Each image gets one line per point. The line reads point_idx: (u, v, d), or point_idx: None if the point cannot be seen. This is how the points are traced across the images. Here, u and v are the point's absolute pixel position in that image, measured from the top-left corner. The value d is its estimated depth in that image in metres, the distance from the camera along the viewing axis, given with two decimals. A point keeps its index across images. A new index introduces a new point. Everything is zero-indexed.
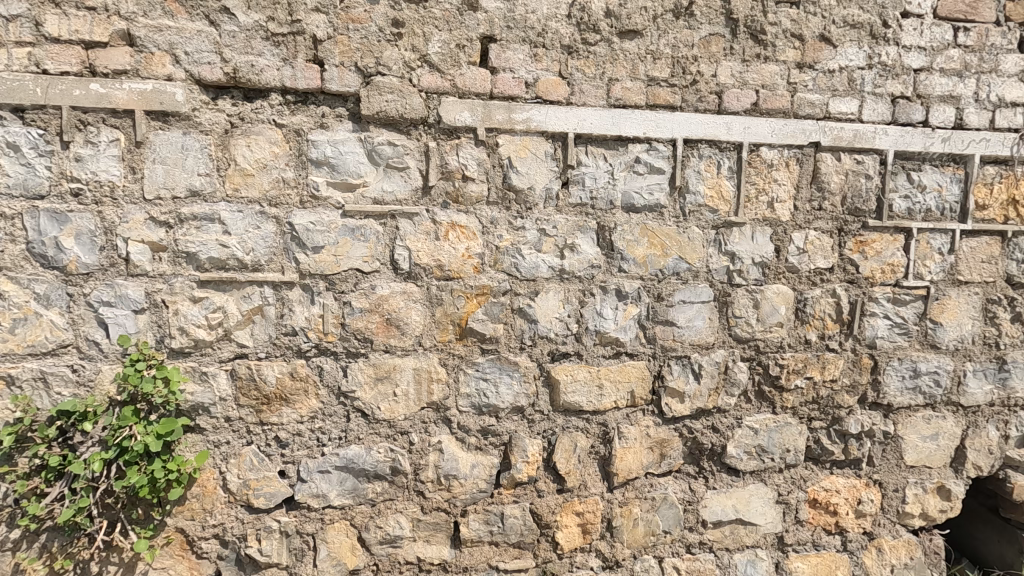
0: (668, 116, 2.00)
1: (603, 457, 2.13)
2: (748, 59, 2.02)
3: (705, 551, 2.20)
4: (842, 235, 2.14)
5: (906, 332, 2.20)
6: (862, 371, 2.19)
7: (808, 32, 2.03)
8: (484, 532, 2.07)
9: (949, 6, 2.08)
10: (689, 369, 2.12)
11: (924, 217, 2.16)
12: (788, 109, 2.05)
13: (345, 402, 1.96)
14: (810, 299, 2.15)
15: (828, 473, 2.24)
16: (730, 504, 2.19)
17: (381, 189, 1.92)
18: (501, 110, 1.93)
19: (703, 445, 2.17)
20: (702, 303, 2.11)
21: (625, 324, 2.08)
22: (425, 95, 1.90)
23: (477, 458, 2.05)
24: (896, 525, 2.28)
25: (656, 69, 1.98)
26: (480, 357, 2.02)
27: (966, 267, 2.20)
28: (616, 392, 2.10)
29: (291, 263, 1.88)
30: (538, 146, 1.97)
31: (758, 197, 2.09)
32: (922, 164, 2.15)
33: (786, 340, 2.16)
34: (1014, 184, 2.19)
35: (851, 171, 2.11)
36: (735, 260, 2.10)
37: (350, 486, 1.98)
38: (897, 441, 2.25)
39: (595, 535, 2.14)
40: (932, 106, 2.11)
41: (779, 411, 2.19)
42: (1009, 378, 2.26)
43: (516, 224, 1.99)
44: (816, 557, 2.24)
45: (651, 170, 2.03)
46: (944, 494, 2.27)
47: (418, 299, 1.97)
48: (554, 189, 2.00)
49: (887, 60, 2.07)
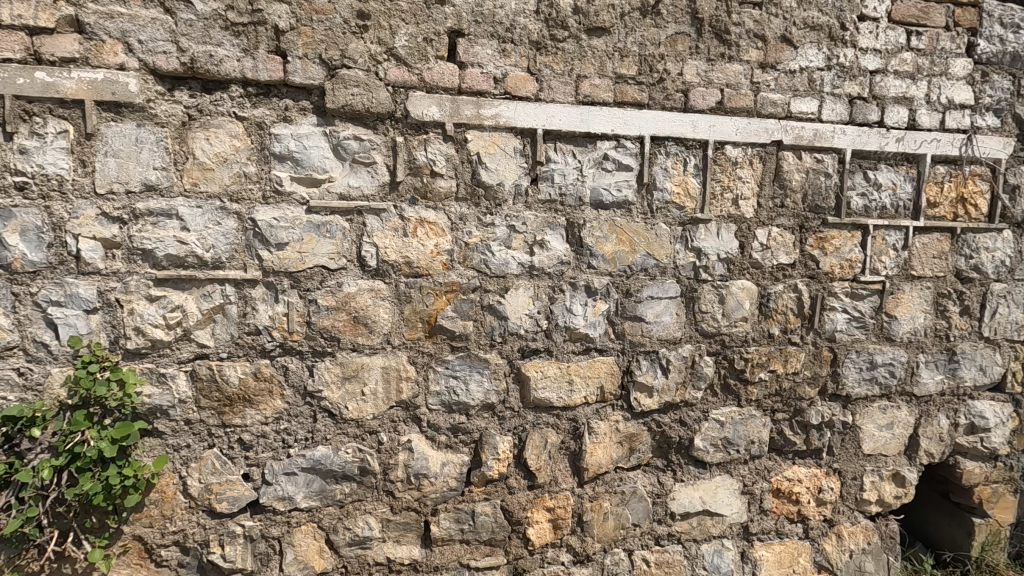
0: (636, 114, 2.02)
1: (574, 452, 2.14)
2: (713, 58, 2.05)
3: (673, 543, 2.24)
4: (803, 231, 2.20)
5: (863, 325, 2.28)
6: (823, 363, 2.26)
7: (770, 32, 2.07)
8: (455, 531, 2.06)
9: (903, 11, 2.16)
10: (657, 363, 2.15)
11: (880, 214, 2.24)
12: (751, 108, 2.09)
13: (311, 402, 1.92)
14: (773, 294, 2.20)
15: (791, 463, 2.30)
16: (697, 496, 2.23)
17: (347, 185, 1.88)
18: (470, 106, 1.91)
19: (671, 439, 2.20)
20: (670, 298, 2.14)
21: (594, 320, 2.09)
22: (392, 89, 1.87)
23: (447, 456, 2.04)
24: (854, 512, 2.36)
25: (624, 67, 1.99)
26: (450, 355, 2.01)
27: (919, 262, 2.29)
28: (586, 387, 2.11)
29: (254, 260, 1.83)
30: (507, 142, 1.97)
31: (723, 195, 2.13)
32: (877, 163, 2.22)
33: (751, 335, 2.21)
34: (962, 183, 2.29)
35: (811, 170, 2.17)
36: (701, 257, 2.14)
37: (317, 488, 1.94)
38: (856, 431, 2.32)
39: (566, 530, 2.15)
40: (887, 107, 2.19)
41: (744, 404, 2.24)
42: (959, 368, 2.36)
43: (486, 221, 1.98)
44: (780, 545, 2.31)
45: (619, 167, 2.04)
46: (899, 481, 2.37)
47: (386, 296, 1.94)
48: (523, 185, 2.00)
49: (845, 62, 2.13)
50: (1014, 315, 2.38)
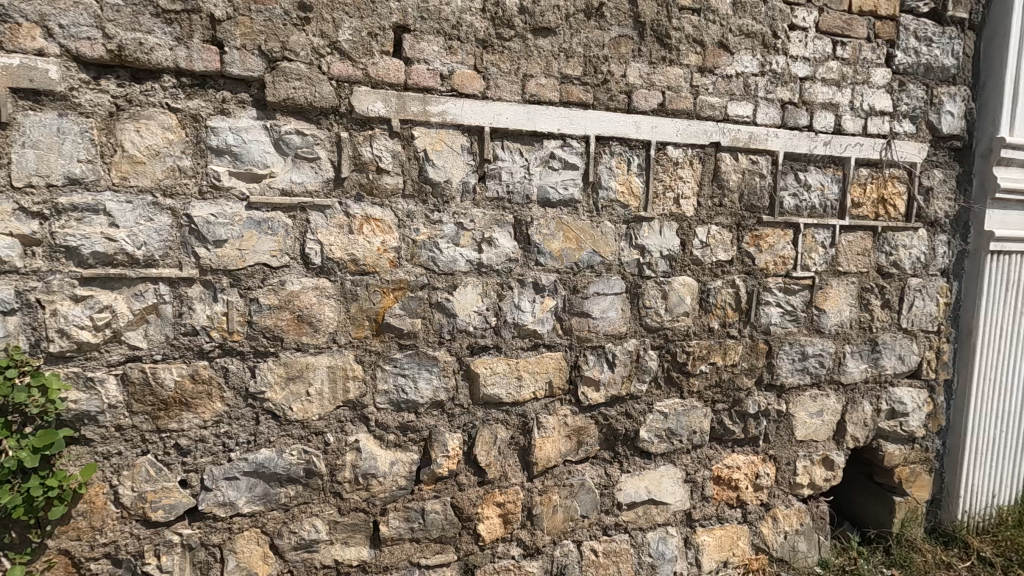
0: (581, 114, 2.06)
1: (523, 447, 2.17)
2: (655, 61, 2.12)
3: (620, 532, 2.30)
4: (740, 229, 2.30)
5: (795, 318, 2.40)
6: (759, 356, 2.38)
7: (708, 38, 2.16)
8: (405, 529, 2.05)
9: (829, 22, 2.29)
10: (604, 358, 2.20)
11: (810, 213, 2.37)
12: (691, 111, 2.17)
13: (254, 404, 1.86)
14: (712, 289, 2.29)
15: (730, 451, 2.41)
16: (642, 486, 2.31)
17: (290, 180, 1.84)
18: (416, 102, 1.90)
19: (617, 431, 2.26)
20: (615, 294, 2.19)
21: (542, 317, 2.12)
22: (336, 84, 1.83)
23: (396, 455, 2.02)
24: (789, 495, 2.50)
25: (569, 67, 2.03)
26: (399, 352, 1.99)
27: (845, 259, 2.44)
28: (534, 383, 2.14)
29: (190, 257, 1.75)
30: (455, 140, 1.97)
31: (665, 194, 2.20)
32: (807, 165, 2.35)
33: (692, 329, 2.30)
34: (883, 184, 2.45)
35: (747, 171, 2.27)
36: (645, 254, 2.20)
37: (260, 492, 1.89)
38: (789, 419, 2.45)
39: (516, 524, 2.18)
40: (815, 112, 2.31)
41: (686, 395, 2.32)
42: (880, 357, 2.53)
43: (434, 218, 1.98)
44: (720, 530, 2.41)
45: (565, 166, 2.08)
46: (828, 464, 2.52)
47: (331, 294, 1.91)
48: (470, 183, 2.00)
49: (777, 68, 2.24)
50: (928, 307, 2.57)
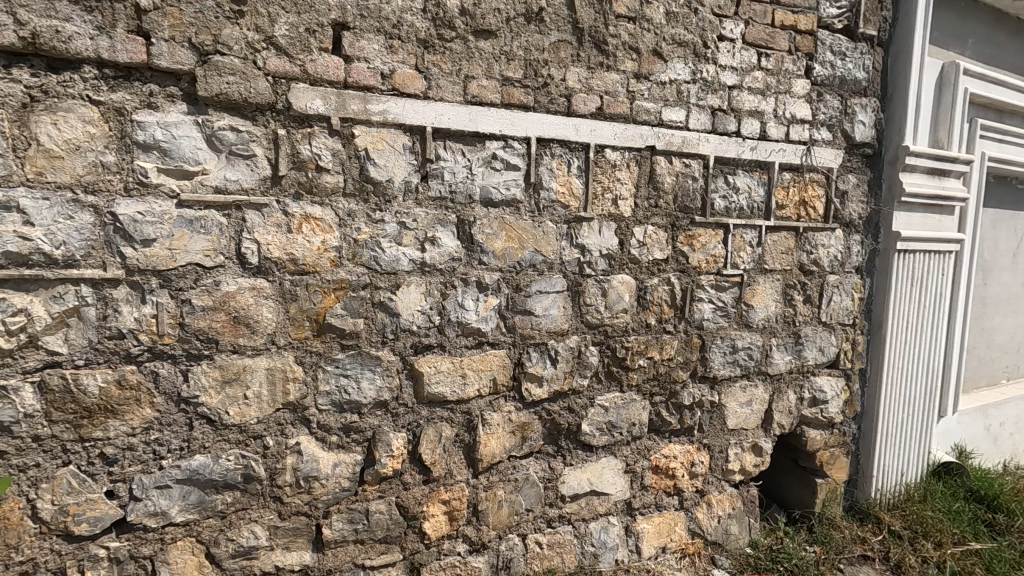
0: (522, 116, 2.10)
1: (468, 444, 2.19)
2: (593, 66, 2.18)
3: (564, 524, 2.37)
4: (674, 229, 2.41)
5: (726, 314, 2.54)
6: (693, 350, 2.50)
7: (643, 46, 2.25)
8: (348, 531, 2.03)
9: (755, 34, 2.43)
10: (546, 354, 2.26)
11: (738, 215, 2.51)
12: (628, 115, 2.25)
13: (187, 409, 1.80)
14: (649, 287, 2.39)
15: (668, 441, 2.52)
16: (584, 478, 2.38)
17: (224, 178, 1.78)
18: (356, 100, 1.89)
19: (561, 425, 2.32)
20: (557, 293, 2.25)
21: (485, 315, 2.15)
22: (272, 80, 1.80)
23: (339, 456, 2.00)
24: (721, 482, 2.63)
25: (510, 70, 2.07)
26: (341, 353, 1.97)
27: (771, 258, 2.60)
28: (478, 380, 2.17)
29: (115, 257, 1.67)
30: (396, 139, 1.96)
31: (604, 195, 2.27)
32: (736, 169, 2.48)
33: (631, 325, 2.39)
34: (804, 188, 2.62)
35: (681, 174, 2.38)
36: (585, 253, 2.27)
37: (195, 500, 1.83)
38: (722, 409, 2.59)
39: (461, 521, 2.20)
40: (742, 118, 2.45)
41: (626, 389, 2.41)
42: (803, 349, 2.71)
43: (375, 217, 1.97)
44: (658, 517, 2.52)
45: (506, 167, 2.12)
46: (757, 451, 2.67)
47: (269, 295, 1.87)
48: (412, 182, 2.01)
49: (707, 77, 2.36)
50: (844, 302, 2.77)
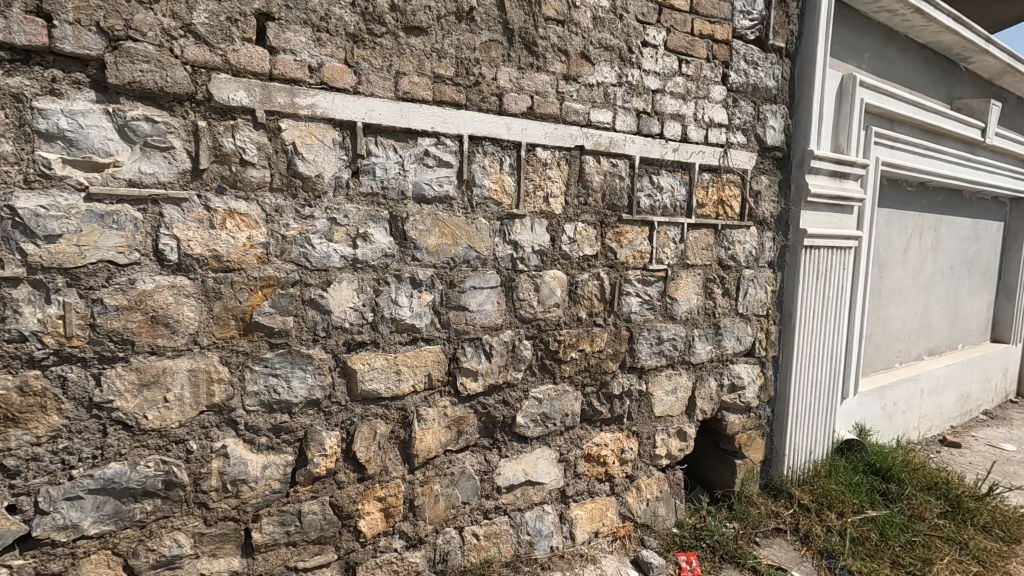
0: (455, 113, 2.12)
1: (403, 440, 2.19)
2: (523, 67, 2.24)
3: (500, 514, 2.42)
4: (603, 226, 2.51)
5: (652, 307, 2.67)
6: (621, 341, 2.61)
7: (572, 48, 2.32)
8: (280, 534, 1.99)
9: (676, 41, 2.56)
10: (481, 349, 2.29)
11: (663, 213, 2.64)
12: (557, 115, 2.33)
13: (99, 414, 1.70)
14: (579, 282, 2.48)
15: (599, 430, 2.62)
16: (520, 469, 2.44)
17: (138, 170, 1.70)
18: (283, 93, 1.85)
19: (496, 418, 2.37)
20: (490, 288, 2.29)
21: (419, 311, 2.16)
22: (191, 69, 1.73)
23: (269, 458, 1.95)
24: (650, 466, 2.77)
25: (441, 67, 2.08)
26: (269, 352, 1.93)
27: (693, 253, 2.75)
28: (413, 376, 2.17)
29: (13, 254, 1.56)
30: (325, 133, 1.94)
31: (535, 192, 2.33)
32: (660, 169, 2.61)
33: (563, 319, 2.46)
34: (722, 188, 2.80)
35: (608, 173, 2.48)
36: (518, 249, 2.33)
37: (110, 510, 1.74)
38: (649, 397, 2.72)
39: (397, 517, 2.20)
40: (665, 121, 2.58)
41: (559, 381, 2.49)
42: (723, 339, 2.89)
43: (305, 213, 1.93)
44: (591, 504, 2.62)
45: (439, 163, 2.13)
46: (682, 436, 2.83)
47: (191, 293, 1.80)
48: (343, 178, 1.99)
49: (632, 81, 2.47)
50: (759, 295, 2.98)
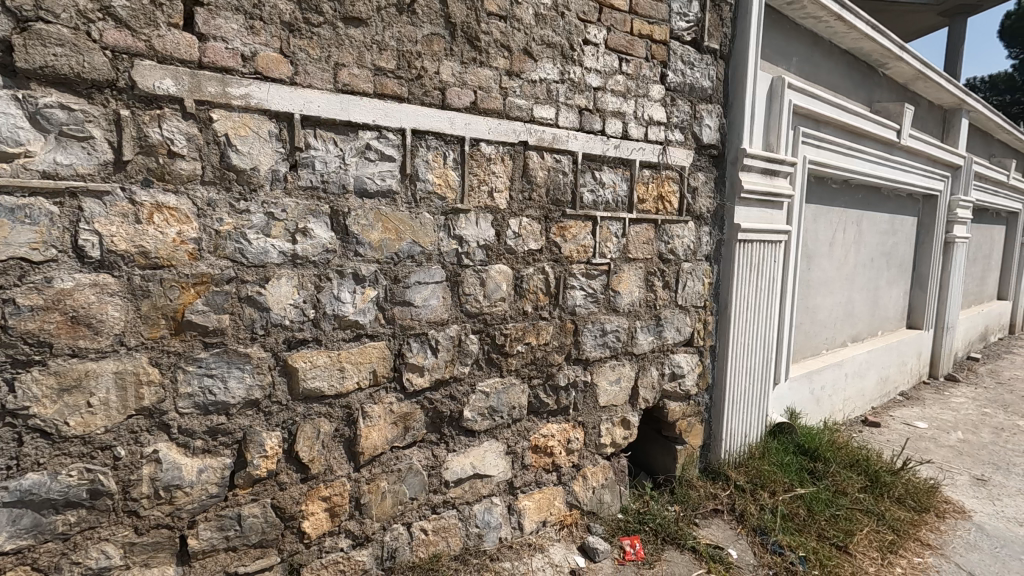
0: (397, 107, 2.10)
1: (348, 438, 2.16)
2: (466, 61, 2.23)
3: (448, 509, 2.43)
4: (547, 221, 2.54)
5: (596, 300, 2.74)
6: (566, 334, 2.66)
7: (514, 45, 2.34)
8: (218, 540, 1.93)
9: (616, 40, 2.62)
10: (427, 344, 2.29)
11: (605, 208, 2.71)
12: (501, 110, 2.34)
13: (14, 422, 1.59)
14: (525, 276, 2.51)
15: (545, 421, 2.67)
16: (467, 463, 2.45)
17: (53, 161, 1.59)
18: (213, 82, 1.77)
19: (443, 413, 2.37)
20: (436, 283, 2.29)
21: (363, 307, 2.13)
22: (111, 54, 1.63)
23: (205, 462, 1.88)
24: (595, 455, 2.85)
25: (382, 60, 2.05)
26: (204, 352, 1.86)
27: (635, 248, 2.84)
28: (357, 373, 2.14)
29: None
30: (260, 125, 1.88)
31: (479, 187, 2.34)
32: (602, 165, 2.68)
33: (508, 313, 2.49)
34: (662, 184, 2.89)
35: (552, 168, 2.52)
36: (463, 244, 2.33)
37: (29, 523, 1.64)
38: (594, 388, 2.79)
39: (343, 516, 2.17)
40: (607, 118, 2.64)
41: (505, 374, 2.52)
42: (663, 330, 3.00)
43: (239, 207, 1.87)
44: (538, 494, 2.67)
45: (381, 157, 2.11)
46: (626, 425, 2.92)
47: (115, 291, 1.70)
48: (280, 171, 1.93)
49: (574, 78, 2.52)
50: (696, 287, 3.11)
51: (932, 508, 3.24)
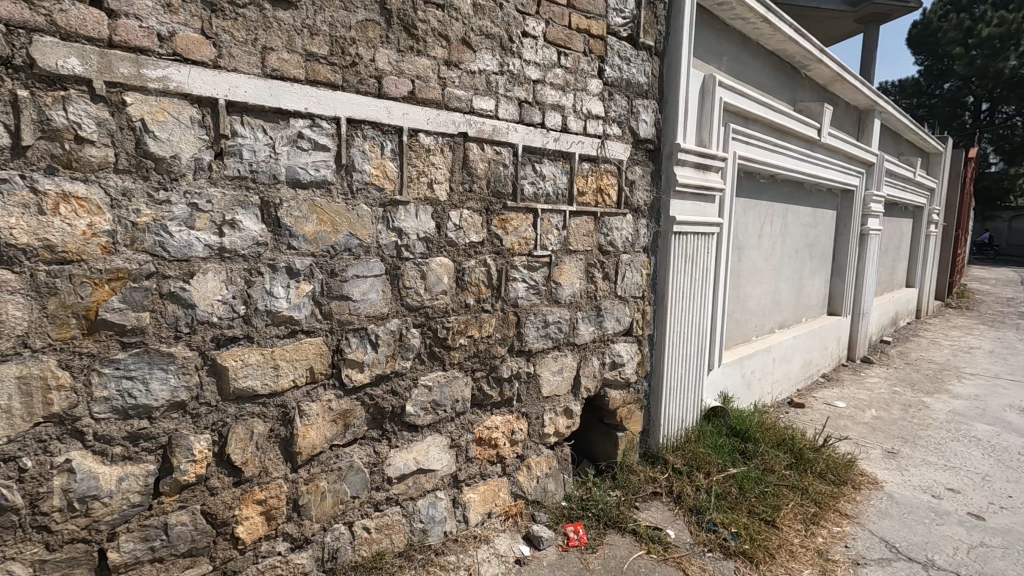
0: (330, 94, 2.03)
1: (284, 438, 2.09)
2: (403, 49, 2.19)
3: (391, 505, 2.39)
4: (488, 213, 2.54)
5: (537, 291, 2.76)
6: (509, 326, 2.68)
7: (452, 34, 2.31)
8: (143, 551, 1.82)
9: (555, 34, 2.64)
10: (366, 339, 2.24)
11: (546, 200, 2.73)
12: (439, 101, 2.31)
13: None
14: (466, 269, 2.50)
15: (489, 414, 2.67)
16: (411, 458, 2.42)
17: None
18: (125, 62, 1.65)
19: (384, 409, 2.33)
20: (375, 276, 2.24)
21: (298, 302, 2.06)
22: (5, 29, 1.49)
23: (125, 470, 1.77)
24: (539, 445, 2.88)
25: (314, 45, 1.98)
26: (121, 352, 1.74)
27: (575, 240, 2.88)
28: (293, 370, 2.07)
29: None
30: (181, 110, 1.77)
31: (419, 179, 2.30)
32: (542, 158, 2.69)
33: (450, 306, 2.47)
34: (601, 177, 2.94)
35: (492, 160, 2.51)
36: (402, 236, 2.29)
37: None
38: (537, 379, 2.82)
39: (280, 518, 2.10)
40: (546, 111, 2.66)
41: (448, 367, 2.50)
42: (604, 320, 3.07)
43: (159, 197, 1.75)
44: (484, 486, 2.68)
45: (314, 147, 2.03)
46: (569, 414, 2.97)
47: (17, 289, 1.56)
48: (204, 160, 1.83)
49: (513, 70, 2.52)
50: (635, 278, 3.20)
51: (850, 481, 3.49)
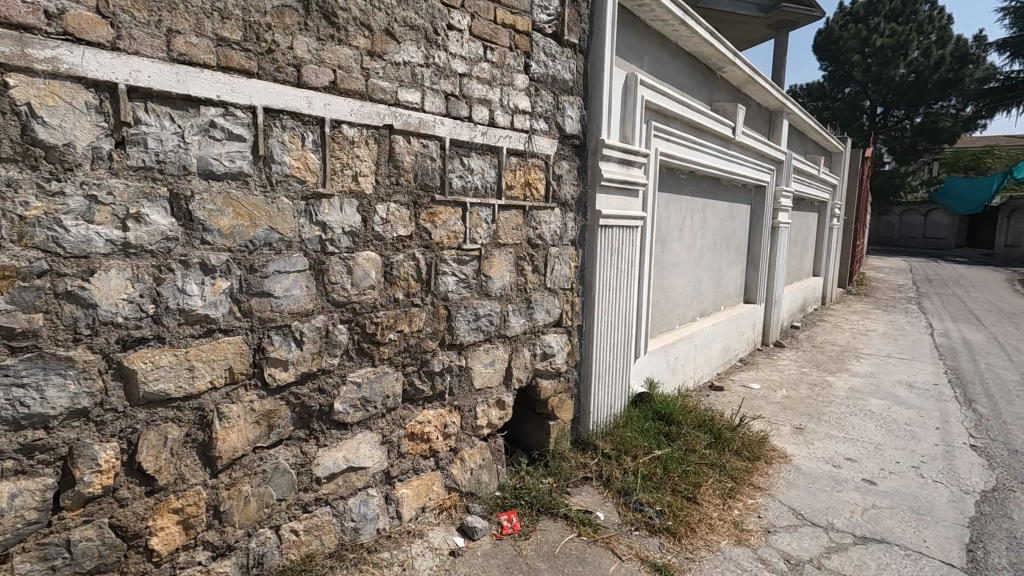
0: (244, 82, 1.94)
1: (202, 443, 1.99)
2: (322, 38, 2.12)
3: (321, 506, 2.34)
4: (416, 207, 2.52)
5: (468, 285, 2.78)
6: (439, 320, 2.67)
7: (375, 24, 2.26)
8: (42, 571, 1.69)
9: (480, 28, 2.65)
10: (290, 336, 2.17)
11: (474, 194, 2.74)
12: (362, 92, 2.26)
13: None
14: (395, 263, 2.47)
15: (421, 408, 2.66)
16: (340, 457, 2.37)
17: None
18: (6, 41, 1.51)
19: (311, 407, 2.27)
20: (298, 271, 2.17)
21: (214, 300, 1.96)
22: None
23: (19, 485, 1.63)
24: (472, 437, 2.91)
25: (225, 30, 1.88)
26: (10, 358, 1.59)
27: (505, 233, 2.91)
28: (209, 372, 1.97)
29: None
30: (74, 94, 1.64)
31: (342, 171, 2.25)
32: (470, 152, 2.70)
33: (378, 301, 2.43)
34: (529, 171, 2.99)
35: (419, 153, 2.49)
36: (326, 230, 2.23)
37: None
38: (469, 371, 2.83)
39: (200, 527, 2.00)
40: (473, 105, 2.67)
41: (378, 363, 2.46)
42: (534, 312, 3.13)
43: (51, 189, 1.62)
44: (417, 481, 2.67)
45: (228, 137, 1.94)
46: (501, 405, 3.02)
47: None
48: (103, 149, 1.70)
49: (438, 63, 2.50)
50: (563, 270, 3.28)
51: (763, 456, 3.76)
